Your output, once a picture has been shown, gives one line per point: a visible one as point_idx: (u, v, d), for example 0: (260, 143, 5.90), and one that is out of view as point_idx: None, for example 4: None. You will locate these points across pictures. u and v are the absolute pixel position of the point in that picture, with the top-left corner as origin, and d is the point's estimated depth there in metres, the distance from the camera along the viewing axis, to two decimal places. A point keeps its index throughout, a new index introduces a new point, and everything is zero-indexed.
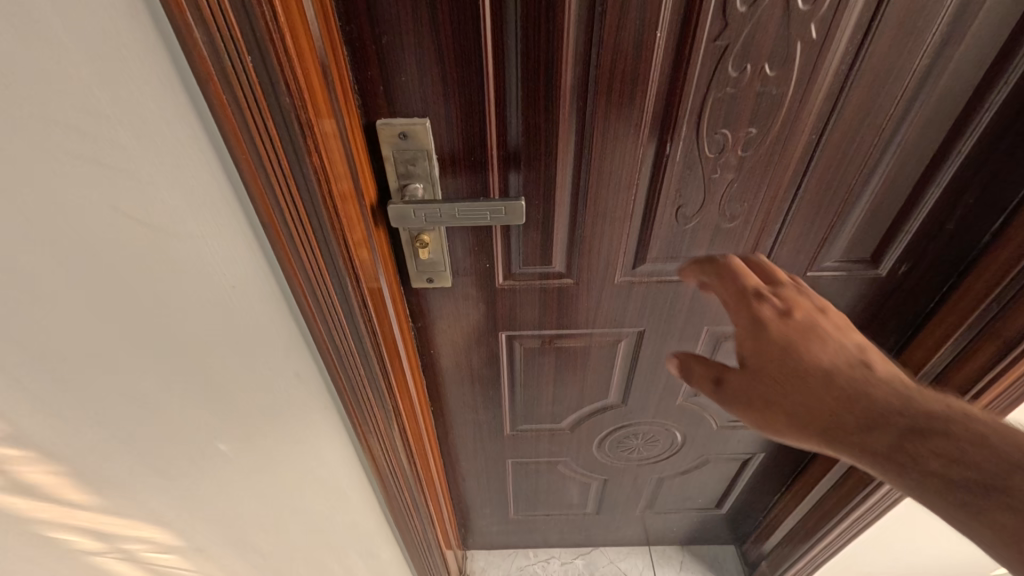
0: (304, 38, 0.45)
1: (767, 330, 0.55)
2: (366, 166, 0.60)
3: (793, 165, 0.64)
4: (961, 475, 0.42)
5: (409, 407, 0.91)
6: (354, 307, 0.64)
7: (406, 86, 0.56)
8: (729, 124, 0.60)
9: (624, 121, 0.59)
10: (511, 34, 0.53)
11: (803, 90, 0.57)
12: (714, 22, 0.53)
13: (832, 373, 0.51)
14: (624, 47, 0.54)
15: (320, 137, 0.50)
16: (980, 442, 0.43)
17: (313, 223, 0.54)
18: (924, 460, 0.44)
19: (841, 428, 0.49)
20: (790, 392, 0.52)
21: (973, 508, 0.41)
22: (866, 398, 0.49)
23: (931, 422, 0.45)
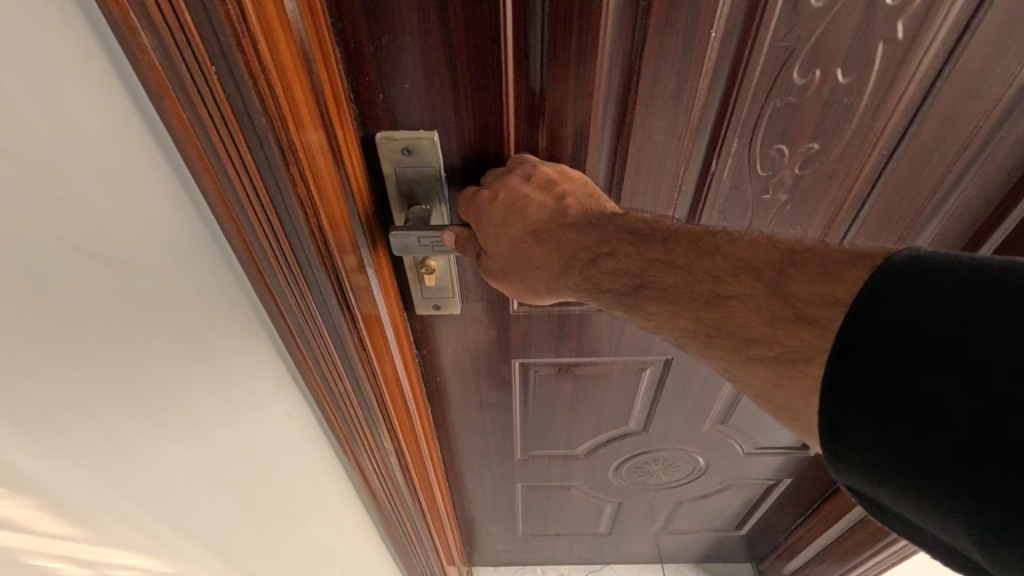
0: (285, 41, 0.36)
1: (483, 211, 0.50)
2: (362, 185, 0.51)
3: (857, 183, 0.56)
4: (624, 284, 0.47)
5: (412, 440, 0.83)
6: (352, 351, 0.55)
7: (410, 95, 0.48)
8: (788, 138, 0.51)
9: (665, 135, 0.51)
10: (536, 33, 0.44)
11: (877, 101, 0.49)
12: (780, 21, 0.44)
13: (538, 230, 0.51)
14: (670, 51, 0.45)
15: (309, 160, 0.41)
16: (627, 250, 0.47)
17: (302, 262, 0.44)
18: (602, 282, 0.49)
19: (551, 274, 0.52)
20: (517, 262, 0.53)
21: (627, 304, 0.47)
22: (562, 241, 0.51)
23: (600, 245, 0.49)
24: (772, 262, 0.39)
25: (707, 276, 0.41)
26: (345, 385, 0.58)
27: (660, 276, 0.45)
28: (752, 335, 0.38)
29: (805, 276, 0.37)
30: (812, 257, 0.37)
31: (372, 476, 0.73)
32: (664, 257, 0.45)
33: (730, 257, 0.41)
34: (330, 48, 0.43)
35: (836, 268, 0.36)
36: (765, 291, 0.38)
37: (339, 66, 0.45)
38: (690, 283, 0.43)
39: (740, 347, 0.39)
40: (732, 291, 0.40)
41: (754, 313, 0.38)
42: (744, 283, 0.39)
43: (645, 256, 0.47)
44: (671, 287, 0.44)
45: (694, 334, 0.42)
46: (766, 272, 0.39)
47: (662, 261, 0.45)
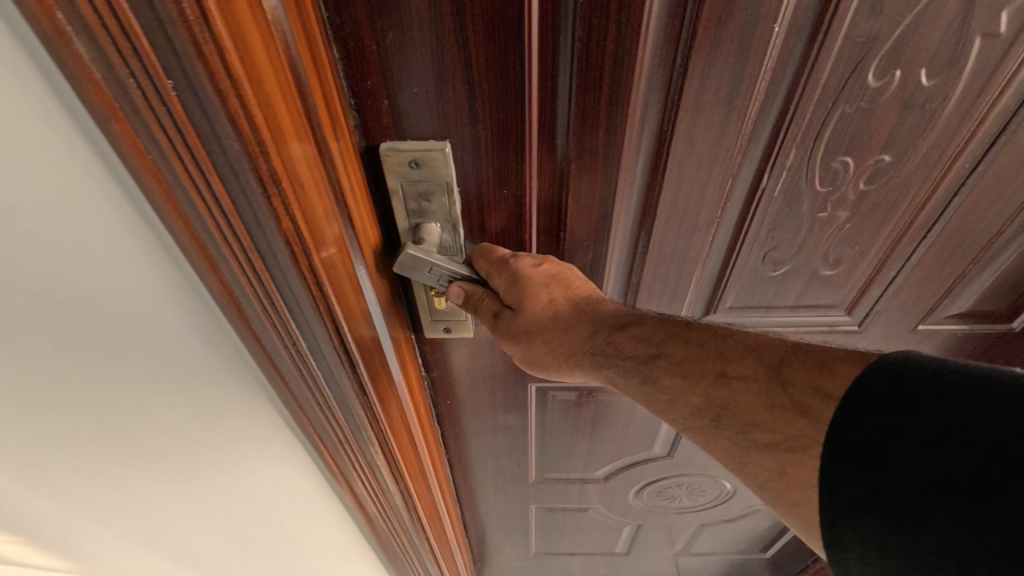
0: (272, 47, 0.28)
1: (525, 277, 0.46)
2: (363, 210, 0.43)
3: (930, 200, 0.49)
4: (643, 351, 0.46)
5: (422, 481, 0.75)
6: (357, 409, 0.47)
7: (420, 101, 0.41)
8: (855, 149, 0.44)
9: (712, 146, 0.44)
10: (568, 28, 0.38)
11: (964, 108, 0.42)
12: (859, 11, 0.37)
13: (576, 301, 0.48)
14: (725, 49, 0.38)
15: (303, 195, 0.32)
16: (654, 321, 0.47)
17: (299, 317, 0.36)
18: (625, 347, 0.47)
19: (574, 338, 0.49)
20: (540, 327, 0.49)
21: (642, 375, 0.46)
22: (594, 312, 0.48)
23: (626, 314, 0.48)
24: (773, 352, 0.42)
25: (716, 357, 0.44)
26: (351, 442, 0.50)
27: (678, 350, 0.45)
28: (757, 418, 0.41)
29: (802, 369, 0.40)
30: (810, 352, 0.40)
31: (379, 521, 0.66)
32: (685, 335, 0.46)
33: (737, 343, 0.44)
34: (320, 51, 0.35)
35: (830, 362, 0.39)
36: (767, 376, 0.41)
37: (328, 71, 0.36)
38: (700, 362, 0.44)
39: (742, 428, 0.41)
40: (735, 372, 0.43)
41: (757, 397, 0.41)
42: (748, 368, 0.42)
43: (668, 329, 0.47)
44: (689, 363, 0.45)
45: (702, 414, 0.44)
46: (766, 360, 0.42)
47: (680, 336, 0.46)
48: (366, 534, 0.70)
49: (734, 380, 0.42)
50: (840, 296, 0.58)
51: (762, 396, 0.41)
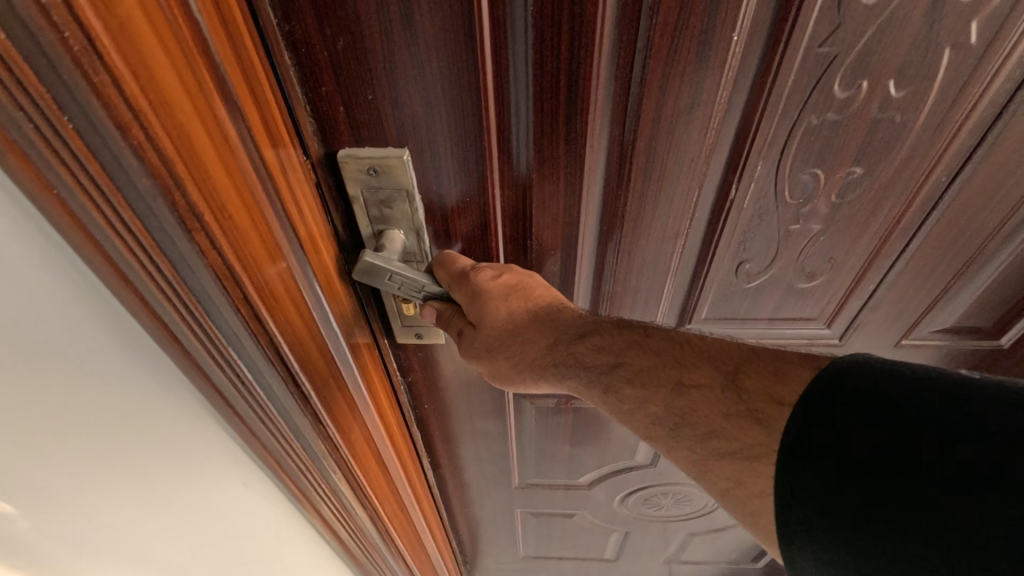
0: (184, 72, 0.26)
1: (485, 292, 0.45)
2: (314, 228, 0.41)
3: (907, 214, 0.47)
4: (603, 362, 0.45)
5: (395, 501, 0.73)
6: (311, 433, 0.45)
7: (376, 108, 0.41)
8: (825, 162, 0.43)
9: (675, 156, 0.43)
10: (520, 35, 0.37)
11: (938, 120, 0.40)
12: (821, 20, 0.35)
13: (536, 312, 0.47)
14: (683, 58, 0.37)
15: (229, 223, 0.30)
16: (614, 329, 0.46)
17: (237, 347, 0.34)
18: (586, 358, 0.46)
19: (537, 353, 0.48)
20: (504, 341, 0.48)
21: (604, 386, 0.45)
22: (556, 322, 0.47)
23: (586, 323, 0.47)
24: (729, 357, 0.41)
25: (676, 361, 0.43)
26: (311, 467, 0.48)
27: (637, 359, 0.44)
28: (715, 427, 0.39)
29: (757, 374, 0.39)
30: (766, 357, 0.40)
31: (348, 539, 0.65)
32: (644, 341, 0.45)
33: (696, 347, 0.43)
34: (257, 66, 0.33)
35: (783, 368, 0.38)
36: (722, 384, 0.40)
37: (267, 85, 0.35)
38: (659, 368, 0.43)
39: (701, 437, 0.40)
40: (692, 380, 0.41)
41: (713, 405, 0.40)
42: (705, 373, 0.41)
43: (626, 337, 0.45)
44: (649, 370, 0.43)
45: (662, 421, 0.42)
46: (722, 365, 0.41)
47: (639, 345, 0.45)
48: (339, 555, 0.68)
49: (693, 385, 0.41)
50: (819, 309, 0.57)
51: (718, 401, 0.40)
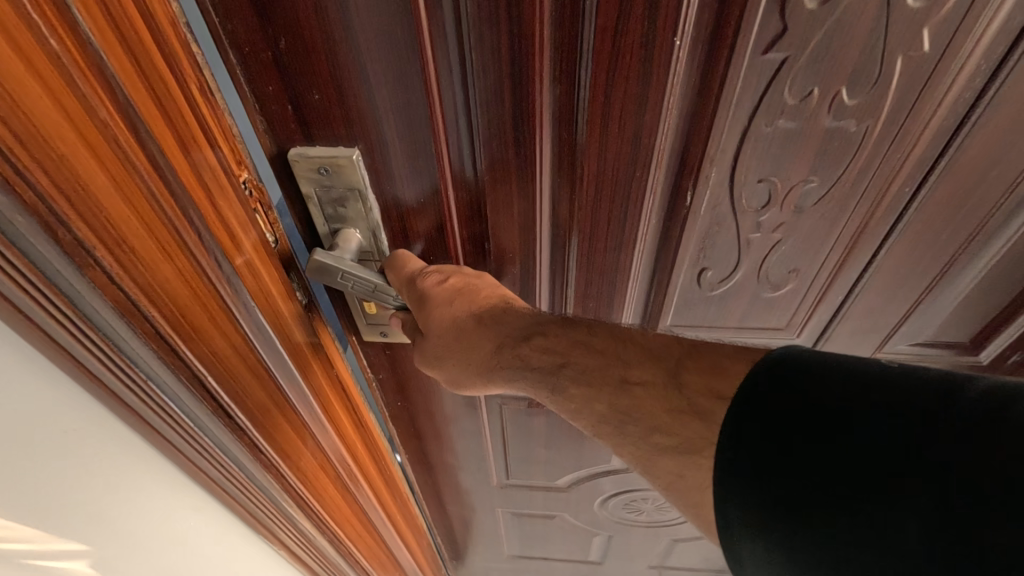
0: (70, 104, 0.26)
1: (430, 298, 0.45)
2: (262, 254, 0.40)
3: (870, 225, 0.46)
4: (549, 361, 0.45)
5: (361, 525, 0.72)
6: (249, 458, 0.44)
7: (323, 108, 0.41)
8: (780, 171, 0.42)
9: (626, 160, 0.42)
10: (461, 36, 0.36)
11: (895, 129, 0.39)
12: (765, 26, 0.34)
13: (480, 315, 0.47)
14: (626, 61, 0.36)
15: (131, 256, 0.30)
16: (558, 329, 0.45)
17: (152, 377, 0.34)
18: (532, 358, 0.46)
19: (484, 356, 0.48)
20: (453, 345, 0.48)
21: (552, 385, 0.45)
22: (502, 324, 0.47)
23: (532, 323, 0.46)
24: (671, 352, 0.40)
25: (621, 356, 0.42)
26: (253, 491, 0.47)
27: (582, 358, 0.44)
28: (657, 422, 0.39)
29: (698, 368, 0.38)
30: (706, 351, 0.39)
31: (310, 559, 0.64)
32: (588, 339, 0.44)
33: (640, 342, 0.42)
34: (192, 92, 0.32)
35: (722, 362, 0.38)
36: (664, 379, 0.39)
37: (210, 109, 0.34)
38: (604, 366, 0.43)
39: (645, 433, 0.39)
40: (636, 376, 0.41)
41: (656, 401, 0.39)
42: (648, 369, 0.41)
43: (571, 336, 0.45)
44: (592, 369, 0.43)
45: (607, 420, 0.42)
46: (664, 361, 0.40)
47: (584, 344, 0.44)
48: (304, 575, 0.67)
49: (636, 381, 0.41)
50: (788, 319, 0.56)
51: (660, 396, 0.39)
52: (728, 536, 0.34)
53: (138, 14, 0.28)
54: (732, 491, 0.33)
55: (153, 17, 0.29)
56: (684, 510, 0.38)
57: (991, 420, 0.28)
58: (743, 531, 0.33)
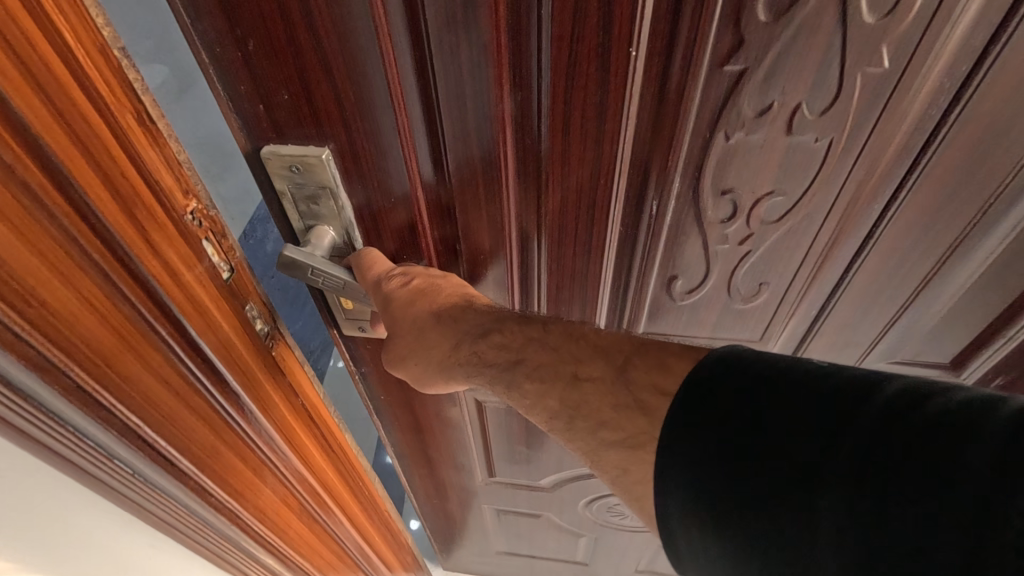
0: None
1: (392, 300, 0.46)
2: (206, 284, 0.40)
3: (838, 237, 0.47)
4: (504, 358, 0.46)
5: (336, 555, 0.69)
6: (180, 487, 0.43)
7: (292, 106, 0.40)
8: (745, 182, 0.43)
9: (587, 168, 0.42)
10: (424, 45, 0.36)
11: (853, 142, 0.40)
12: (721, 38, 0.34)
13: (440, 314, 0.47)
14: (584, 68, 0.36)
15: (24, 291, 0.29)
16: (513, 327, 0.45)
17: (58, 413, 0.34)
18: (488, 355, 0.47)
19: (443, 355, 0.49)
20: (418, 344, 0.49)
21: (507, 382, 0.45)
22: (460, 322, 0.48)
23: (489, 321, 0.47)
24: (620, 349, 0.41)
25: (574, 351, 0.43)
26: (190, 518, 0.46)
27: (536, 354, 0.44)
28: (603, 417, 0.39)
29: (645, 365, 0.39)
30: (653, 348, 0.39)
31: None
32: (541, 336, 0.45)
33: (592, 337, 0.43)
34: (122, 123, 0.32)
35: (668, 359, 0.38)
36: (613, 376, 0.40)
37: (148, 140, 0.33)
38: (556, 364, 0.43)
39: (592, 429, 0.40)
40: (586, 372, 0.41)
41: (604, 397, 0.40)
42: (599, 366, 0.41)
43: (527, 333, 0.45)
44: (543, 365, 0.44)
45: (557, 416, 0.42)
46: (613, 358, 0.41)
47: (538, 341, 0.44)
48: None
49: (586, 377, 0.41)
50: (761, 330, 0.56)
51: (607, 394, 0.40)
52: (668, 532, 0.35)
53: (51, 49, 0.27)
54: (670, 483, 0.34)
55: (69, 49, 0.28)
56: (629, 502, 0.39)
57: (905, 415, 0.29)
58: (685, 521, 0.34)
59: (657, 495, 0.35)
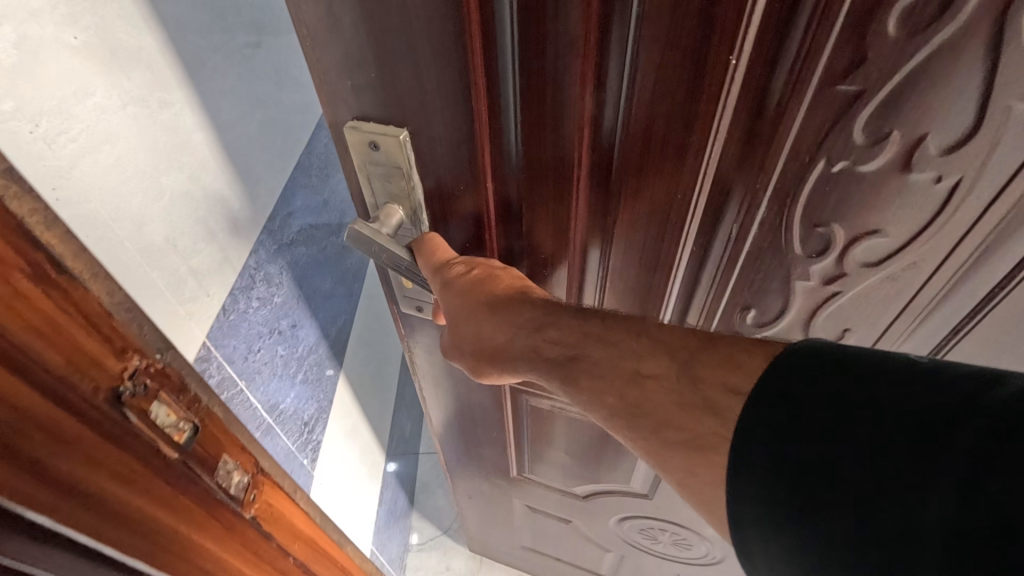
0: None
1: (452, 286, 0.45)
2: (147, 475, 0.31)
3: (954, 285, 0.41)
4: (560, 354, 0.43)
5: None
6: None
7: (374, 82, 0.39)
8: (844, 216, 0.38)
9: (665, 181, 0.39)
10: (505, 41, 0.34)
11: (981, 185, 0.34)
12: (839, 53, 0.30)
13: (493, 304, 0.45)
14: (674, 75, 0.33)
15: None
16: (569, 321, 0.42)
17: None
18: (544, 350, 0.45)
19: (499, 348, 0.48)
20: (478, 332, 0.48)
21: (563, 376, 0.43)
22: (512, 314, 0.45)
23: (543, 313, 0.44)
24: (683, 345, 0.37)
25: (642, 337, 0.39)
26: None
27: (592, 351, 0.41)
28: (666, 416, 0.36)
29: (715, 362, 0.34)
30: (724, 343, 0.35)
31: None
32: (599, 331, 0.41)
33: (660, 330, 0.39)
34: (9, 292, 0.24)
35: (740, 354, 0.34)
36: (677, 372, 0.36)
37: (59, 305, 0.26)
38: (615, 359, 0.40)
39: (653, 427, 0.37)
40: (649, 369, 0.38)
41: (668, 396, 0.36)
42: (666, 360, 0.37)
43: (584, 328, 0.42)
44: (597, 359, 0.41)
45: (618, 413, 0.39)
46: (678, 352, 0.36)
47: (597, 337, 0.41)
48: None
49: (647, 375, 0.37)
50: None
51: (667, 404, 0.36)
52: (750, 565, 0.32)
53: None
54: (738, 501, 0.31)
55: None
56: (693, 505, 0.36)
57: (1007, 445, 0.24)
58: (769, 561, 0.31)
59: (732, 524, 0.32)
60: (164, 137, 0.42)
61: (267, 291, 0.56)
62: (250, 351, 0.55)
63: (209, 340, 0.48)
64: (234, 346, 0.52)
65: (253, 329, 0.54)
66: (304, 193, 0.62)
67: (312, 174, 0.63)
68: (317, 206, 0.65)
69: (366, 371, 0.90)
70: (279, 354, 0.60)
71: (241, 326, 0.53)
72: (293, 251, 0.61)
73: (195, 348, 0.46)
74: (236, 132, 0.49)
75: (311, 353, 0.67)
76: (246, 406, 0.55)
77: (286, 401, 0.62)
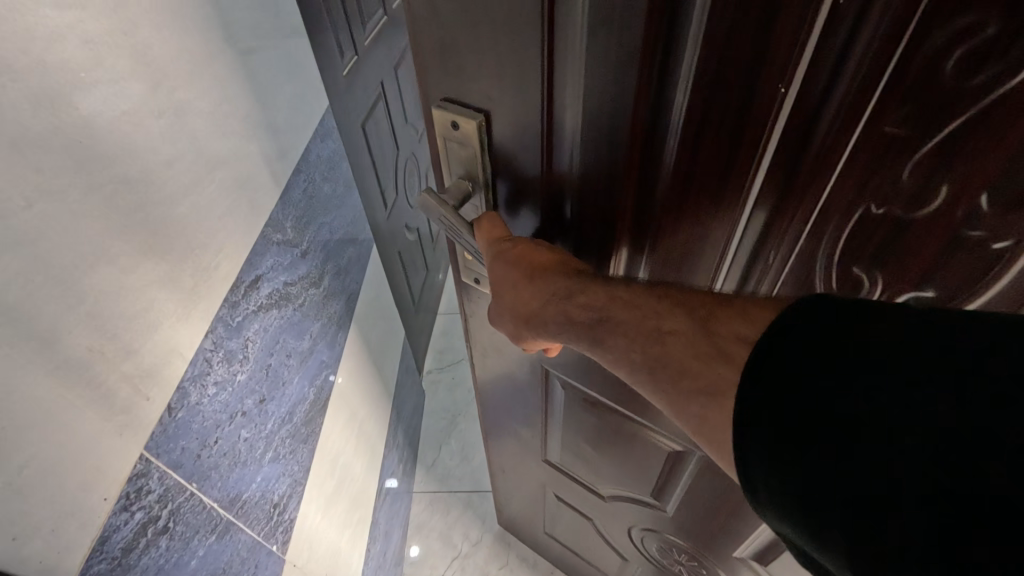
0: None
1: (502, 257, 0.49)
2: None
3: None
4: (589, 317, 0.46)
5: None
6: None
7: (460, 70, 0.44)
8: (889, 249, 0.37)
9: (709, 192, 0.41)
10: (570, 53, 0.37)
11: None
12: (896, 82, 0.31)
13: (533, 274, 0.48)
14: (727, 94, 0.35)
15: None
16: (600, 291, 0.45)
17: None
18: (575, 315, 0.46)
19: (532, 315, 0.50)
20: (517, 302, 0.51)
21: (593, 338, 0.46)
22: (548, 285, 0.47)
23: (578, 282, 0.46)
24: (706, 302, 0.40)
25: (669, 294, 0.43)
26: None
27: (617, 313, 0.44)
28: (681, 364, 0.40)
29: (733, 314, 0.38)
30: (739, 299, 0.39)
31: None
32: (625, 296, 0.44)
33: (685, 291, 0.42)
34: None
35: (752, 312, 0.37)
36: (694, 325, 0.40)
37: None
38: (637, 319, 0.43)
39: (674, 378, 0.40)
40: (668, 326, 0.41)
41: (686, 347, 0.40)
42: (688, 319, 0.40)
43: (609, 292, 0.45)
44: (618, 319, 0.44)
45: (639, 367, 0.43)
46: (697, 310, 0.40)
47: (620, 296, 0.44)
48: None
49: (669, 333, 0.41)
50: None
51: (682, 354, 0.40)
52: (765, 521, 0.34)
53: None
54: (754, 481, 0.33)
55: None
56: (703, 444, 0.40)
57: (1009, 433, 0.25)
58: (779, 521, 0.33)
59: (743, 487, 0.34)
60: (83, 225, 0.47)
61: (225, 374, 0.65)
62: (198, 450, 0.60)
63: (149, 450, 0.54)
64: (183, 447, 0.58)
65: (207, 420, 0.61)
66: (274, 253, 0.77)
67: (271, 243, 0.76)
68: (286, 263, 0.80)
69: (349, 424, 1.01)
70: (239, 439, 0.68)
71: (193, 423, 0.59)
72: (258, 321, 0.72)
73: (132, 463, 0.52)
74: (164, 209, 0.57)
75: (280, 428, 0.76)
76: (201, 504, 0.61)
77: (246, 491, 0.69)
